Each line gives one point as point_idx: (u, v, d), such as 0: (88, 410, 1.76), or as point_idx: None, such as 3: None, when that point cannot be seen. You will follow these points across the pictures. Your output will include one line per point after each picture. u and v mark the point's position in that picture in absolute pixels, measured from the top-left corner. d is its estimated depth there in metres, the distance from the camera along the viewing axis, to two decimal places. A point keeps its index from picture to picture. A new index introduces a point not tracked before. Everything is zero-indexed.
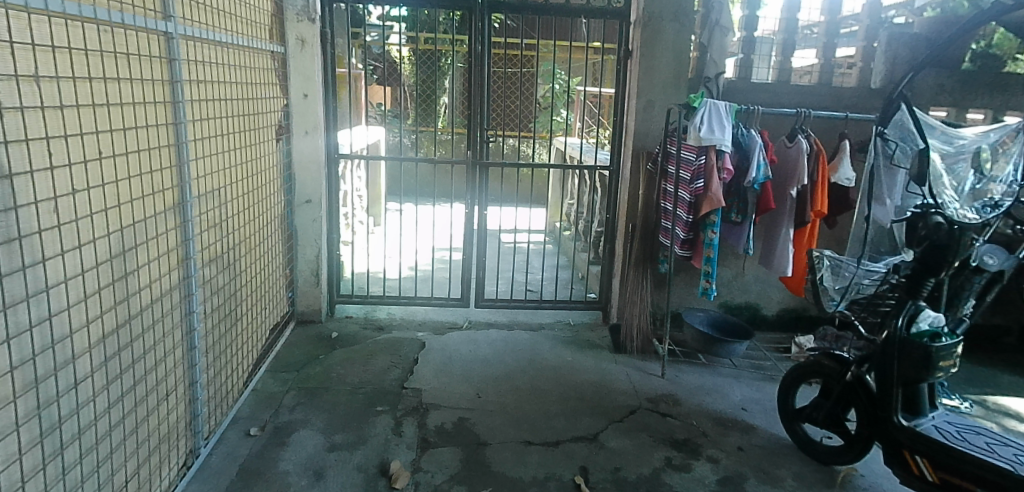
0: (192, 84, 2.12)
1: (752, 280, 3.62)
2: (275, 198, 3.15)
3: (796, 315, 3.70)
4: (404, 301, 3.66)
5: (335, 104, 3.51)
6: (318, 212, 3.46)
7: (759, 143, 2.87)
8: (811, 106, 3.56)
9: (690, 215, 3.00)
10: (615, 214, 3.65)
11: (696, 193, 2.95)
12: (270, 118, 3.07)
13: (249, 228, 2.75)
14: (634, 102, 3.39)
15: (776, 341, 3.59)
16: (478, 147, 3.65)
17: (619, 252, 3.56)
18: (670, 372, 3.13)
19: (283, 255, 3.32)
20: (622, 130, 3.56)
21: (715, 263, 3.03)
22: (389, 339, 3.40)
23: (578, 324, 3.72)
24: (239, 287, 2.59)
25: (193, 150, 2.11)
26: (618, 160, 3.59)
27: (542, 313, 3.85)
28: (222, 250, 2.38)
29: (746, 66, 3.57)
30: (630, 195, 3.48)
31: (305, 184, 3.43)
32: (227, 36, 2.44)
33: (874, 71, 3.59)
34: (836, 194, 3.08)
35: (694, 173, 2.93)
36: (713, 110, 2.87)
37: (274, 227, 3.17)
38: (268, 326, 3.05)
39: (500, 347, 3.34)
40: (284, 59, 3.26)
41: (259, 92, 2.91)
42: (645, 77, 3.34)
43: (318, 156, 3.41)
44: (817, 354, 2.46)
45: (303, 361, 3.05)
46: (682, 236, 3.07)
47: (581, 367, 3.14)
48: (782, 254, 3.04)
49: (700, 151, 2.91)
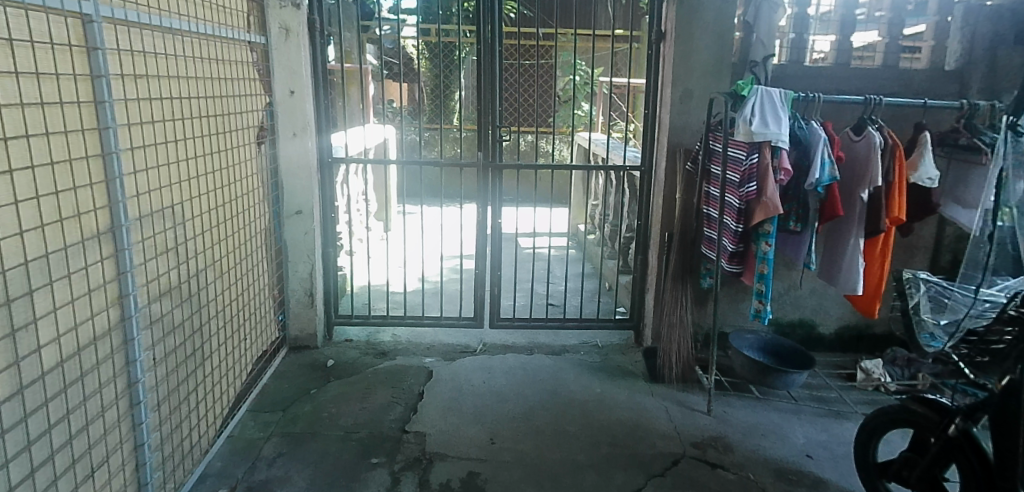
0: (125, 78, 1.71)
1: (807, 293, 3.18)
2: (257, 210, 2.77)
3: (857, 334, 3.26)
4: (410, 321, 3.27)
5: (328, 102, 3.12)
6: (311, 224, 3.06)
7: (823, 137, 2.40)
8: (875, 92, 3.07)
9: (740, 224, 2.54)
10: (647, 220, 3.21)
11: (747, 199, 2.48)
12: (248, 119, 2.68)
13: (223, 250, 2.37)
14: (668, 92, 2.93)
15: (837, 364, 3.13)
16: (490, 146, 3.21)
17: (654, 264, 3.12)
18: (717, 407, 2.69)
19: (270, 274, 2.94)
20: (656, 124, 3.08)
21: (771, 281, 2.53)
22: (392, 367, 3.00)
23: (607, 346, 3.29)
24: (207, 320, 2.20)
25: (127, 159, 1.71)
26: (651, 158, 3.13)
27: (565, 334, 3.42)
28: (179, 281, 1.99)
29: (799, 48, 3.06)
30: (665, 199, 3.02)
31: (294, 192, 3.03)
32: (181, 23, 2.04)
33: (950, 49, 3.08)
34: (916, 195, 2.58)
35: (745, 175, 2.47)
36: (766, 98, 2.41)
37: (258, 244, 2.79)
38: (251, 358, 2.67)
39: (519, 375, 2.93)
40: (266, 51, 2.86)
41: (232, 89, 2.51)
42: (681, 62, 2.88)
43: (309, 161, 3.01)
44: (904, 399, 2.06)
45: (292, 397, 2.67)
46: (731, 249, 2.60)
47: (612, 401, 2.72)
48: (849, 269, 2.55)
49: (751, 150, 2.45)
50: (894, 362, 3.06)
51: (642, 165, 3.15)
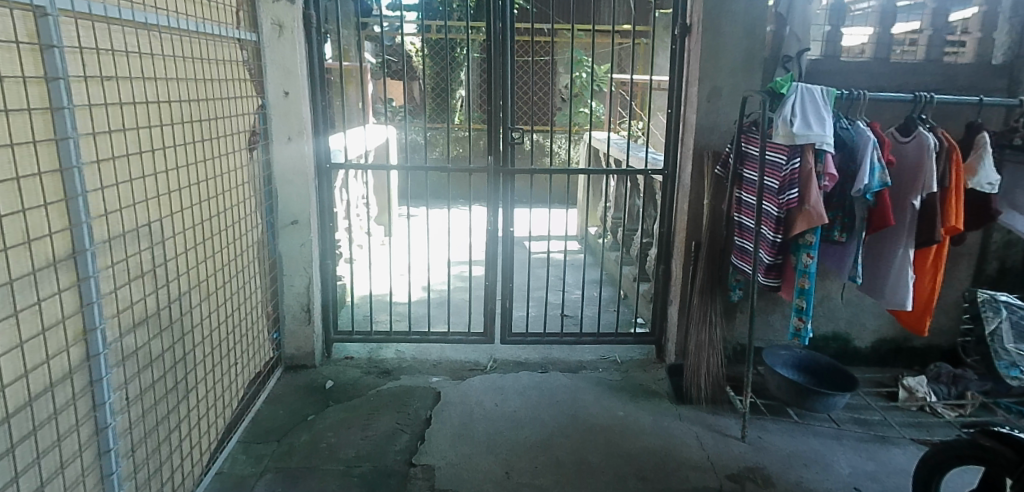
0: (90, 81, 1.48)
1: (843, 305, 2.96)
2: (247, 222, 2.55)
3: (895, 347, 3.04)
4: (416, 337, 3.05)
5: (325, 103, 2.89)
6: (308, 235, 2.84)
7: (872, 139, 2.19)
8: (917, 88, 2.85)
9: (779, 235, 2.32)
10: (671, 228, 2.99)
11: (788, 207, 2.26)
12: (238, 123, 2.46)
13: (208, 269, 2.16)
14: (695, 90, 2.71)
15: (875, 382, 2.90)
16: (501, 150, 2.98)
17: (678, 276, 2.90)
18: (752, 433, 2.46)
19: (262, 289, 2.72)
20: (681, 125, 2.86)
21: (813, 297, 2.30)
22: (396, 388, 2.78)
23: (627, 362, 3.07)
24: (190, 347, 1.98)
25: (92, 174, 1.48)
26: (674, 161, 2.91)
27: (581, 348, 3.20)
28: (157, 307, 1.79)
29: (834, 42, 2.85)
30: (691, 206, 2.80)
31: (289, 200, 2.81)
32: (159, 17, 1.81)
33: (998, 42, 2.86)
34: (973, 202, 2.38)
35: (785, 181, 2.26)
36: (806, 97, 2.22)
37: (249, 258, 2.57)
38: (242, 382, 2.46)
39: (534, 397, 2.71)
40: (258, 49, 2.63)
41: (219, 91, 2.29)
42: (710, 57, 2.65)
43: (306, 167, 2.78)
44: (971, 433, 1.85)
45: (287, 425, 2.44)
46: (768, 261, 2.38)
47: (636, 427, 2.49)
48: (897, 283, 2.34)
49: (793, 153, 2.24)
50: (938, 378, 2.84)
51: (665, 168, 2.93)
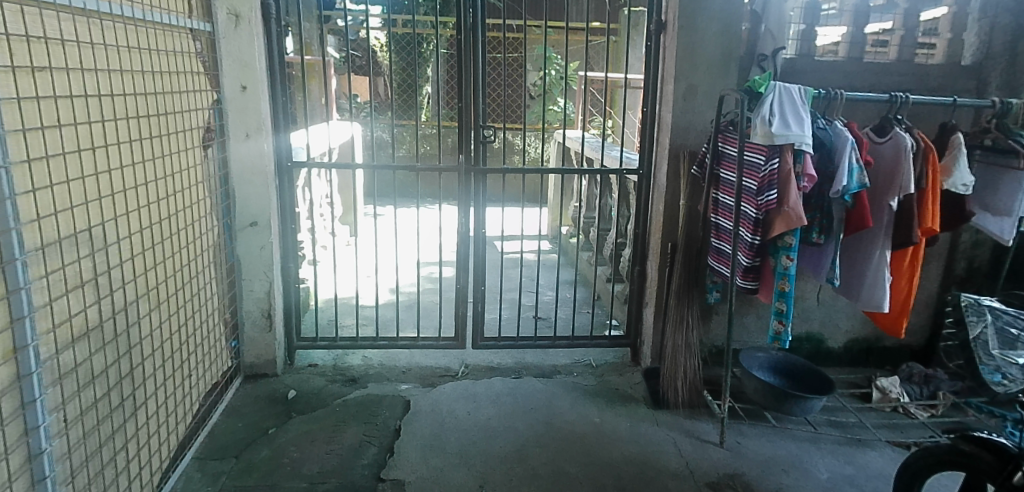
0: (19, 71, 1.33)
1: (817, 306, 2.94)
2: (202, 224, 2.39)
3: (867, 347, 3.05)
4: (384, 342, 2.92)
5: (286, 98, 2.75)
6: (268, 237, 2.68)
7: (851, 140, 2.16)
8: (889, 88, 2.85)
9: (757, 236, 2.28)
10: (645, 229, 2.93)
11: (766, 208, 2.22)
12: (190, 119, 2.30)
13: (158, 276, 2.00)
14: (670, 89, 2.65)
15: (849, 382, 2.90)
16: (472, 148, 2.88)
17: (653, 278, 2.84)
18: (730, 438, 2.42)
19: (219, 295, 2.56)
20: (656, 123, 2.79)
21: (792, 300, 2.27)
22: (363, 397, 2.65)
23: (602, 366, 3.00)
24: (138, 360, 1.83)
25: (20, 175, 1.33)
26: (649, 161, 2.85)
27: (555, 352, 3.12)
28: (100, 319, 1.64)
29: (809, 41, 2.83)
30: (666, 207, 2.74)
31: (248, 201, 2.65)
32: (100, 2, 1.65)
33: (966, 43, 2.88)
34: (949, 203, 2.39)
35: (764, 182, 2.22)
36: (785, 95, 2.19)
37: (204, 263, 2.41)
38: (198, 394, 2.31)
39: (507, 404, 2.62)
40: (212, 41, 2.47)
41: (170, 84, 2.13)
42: (686, 55, 2.59)
43: (266, 165, 2.63)
44: (952, 438, 1.83)
45: (246, 439, 2.30)
46: (746, 263, 2.34)
47: (614, 434, 2.42)
48: (874, 285, 2.33)
49: (772, 154, 2.20)
50: (910, 379, 2.85)
51: (640, 168, 2.86)
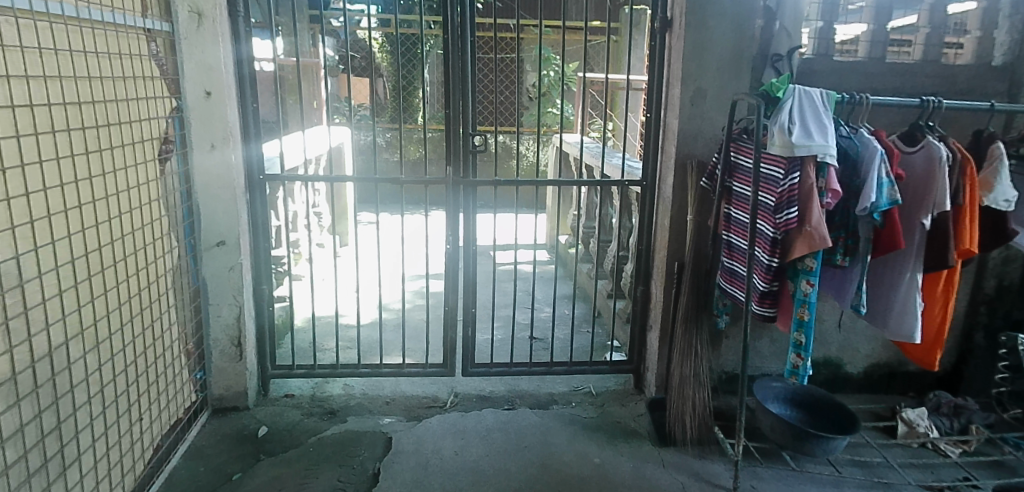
0: None
1: (835, 329, 2.71)
2: (158, 245, 2.15)
3: (889, 373, 2.81)
4: (366, 370, 2.69)
5: (257, 105, 2.49)
6: (237, 258, 2.43)
7: (881, 151, 1.93)
8: (914, 92, 2.61)
9: (775, 258, 2.05)
10: (649, 245, 2.69)
11: (786, 227, 1.99)
12: (143, 130, 2.05)
13: (98, 311, 1.76)
14: (677, 93, 2.41)
15: (872, 413, 2.67)
16: (460, 157, 2.56)
17: (658, 300, 2.61)
18: (744, 482, 2.19)
19: (181, 324, 2.32)
20: (662, 130, 2.55)
21: (813, 331, 2.01)
22: (342, 433, 2.42)
23: (603, 395, 2.77)
24: (65, 413, 1.59)
25: None
26: (653, 170, 2.61)
27: (552, 379, 2.89)
28: (13, 371, 1.39)
29: (827, 39, 2.58)
30: (673, 222, 2.50)
31: (214, 218, 2.39)
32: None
33: (998, 41, 2.62)
34: (987, 220, 2.16)
35: (783, 198, 1.98)
36: (805, 100, 2.00)
37: (161, 289, 2.17)
38: (153, 437, 2.07)
39: (499, 441, 2.38)
40: (171, 42, 2.22)
41: (116, 91, 1.88)
42: (695, 54, 2.35)
43: (234, 178, 2.38)
44: None
45: (206, 488, 2.06)
46: (762, 287, 2.10)
47: (616, 477, 2.19)
48: (903, 312, 2.10)
49: (791, 167, 1.97)
50: (939, 410, 2.61)
51: (644, 179, 2.62)
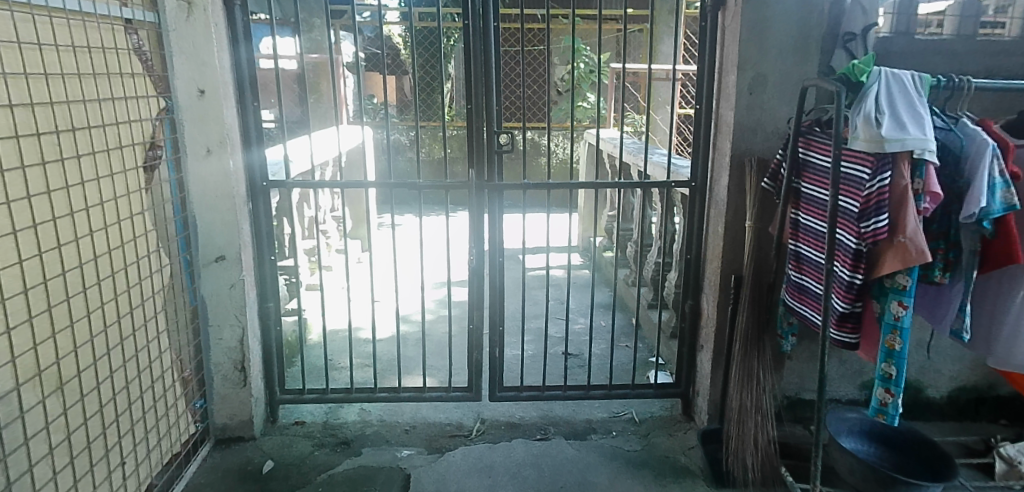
0: None
1: (917, 349, 2.36)
2: (145, 265, 1.90)
3: (976, 397, 2.46)
4: (383, 394, 2.44)
5: (259, 103, 2.23)
6: (238, 274, 2.19)
7: (992, 144, 1.59)
8: (1011, 74, 2.24)
9: (858, 275, 1.72)
10: (699, 254, 2.38)
11: (873, 238, 1.66)
12: (125, 134, 1.80)
13: (62, 348, 1.51)
14: (732, 81, 2.09)
15: (961, 444, 2.33)
16: (484, 158, 2.25)
17: (711, 317, 2.30)
18: None
19: (176, 350, 2.08)
20: (714, 123, 2.23)
21: (905, 361, 1.66)
22: (355, 469, 2.18)
23: (647, 422, 2.47)
24: (15, 475, 1.35)
25: None
26: (704, 170, 2.29)
27: (589, 403, 2.60)
28: None
29: (908, 14, 2.20)
30: (728, 229, 2.18)
31: (212, 231, 2.15)
32: None
33: None
34: None
35: (869, 203, 1.65)
36: (893, 86, 1.67)
37: (152, 313, 1.93)
38: (138, 482, 1.84)
39: (531, 480, 2.11)
40: (159, 35, 1.97)
41: (90, 91, 1.62)
42: (754, 35, 2.03)
43: (232, 186, 2.13)
44: None
45: None
46: (842, 308, 1.77)
47: None
48: (1014, 337, 1.77)
49: (879, 167, 1.63)
50: None
51: (692, 179, 2.31)
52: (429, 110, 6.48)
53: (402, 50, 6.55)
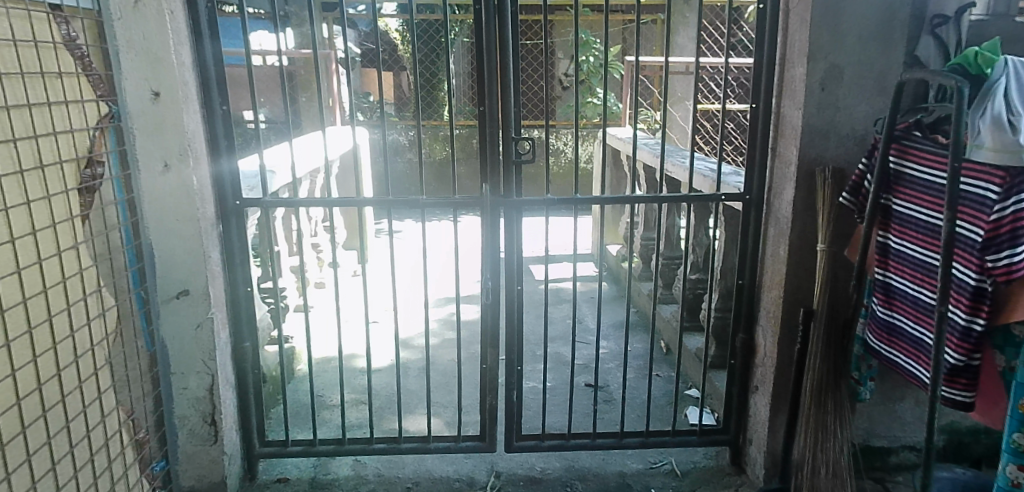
0: None
1: None
2: (82, 310, 1.51)
3: None
4: (380, 447, 2.08)
5: (228, 107, 1.85)
6: (206, 310, 1.82)
7: None
8: None
9: (979, 319, 1.35)
10: (753, 279, 2.01)
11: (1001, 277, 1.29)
12: (49, 150, 1.40)
13: None
14: (800, 74, 1.71)
15: None
16: (499, 170, 1.89)
17: (769, 354, 1.93)
18: None
19: (126, 409, 1.70)
20: (774, 125, 1.87)
21: None
22: None
23: (690, 476, 2.11)
24: None
25: None
26: (760, 180, 1.93)
27: (620, 451, 2.24)
28: None
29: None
30: (792, 252, 1.81)
31: (171, 261, 1.78)
32: None
33: None
34: None
35: (997, 231, 1.28)
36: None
37: (92, 370, 1.55)
38: None
39: None
40: (99, 24, 1.59)
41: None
42: (830, 17, 1.65)
43: (195, 207, 1.75)
44: None
45: None
46: (953, 360, 1.41)
47: None
48: None
49: (1014, 185, 1.26)
50: None
51: (747, 191, 1.94)
52: (430, 108, 6.09)
53: (400, 45, 6.18)
